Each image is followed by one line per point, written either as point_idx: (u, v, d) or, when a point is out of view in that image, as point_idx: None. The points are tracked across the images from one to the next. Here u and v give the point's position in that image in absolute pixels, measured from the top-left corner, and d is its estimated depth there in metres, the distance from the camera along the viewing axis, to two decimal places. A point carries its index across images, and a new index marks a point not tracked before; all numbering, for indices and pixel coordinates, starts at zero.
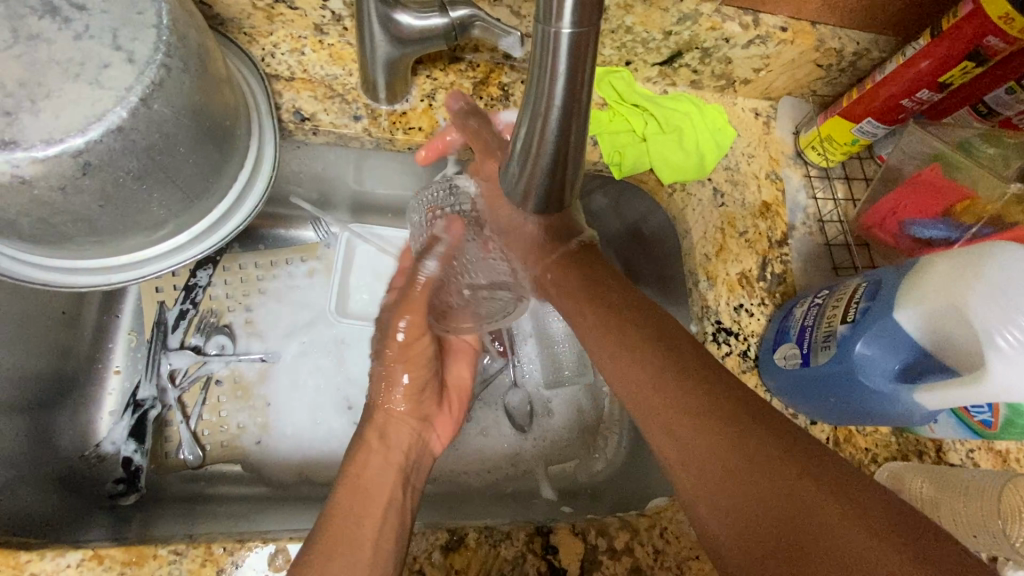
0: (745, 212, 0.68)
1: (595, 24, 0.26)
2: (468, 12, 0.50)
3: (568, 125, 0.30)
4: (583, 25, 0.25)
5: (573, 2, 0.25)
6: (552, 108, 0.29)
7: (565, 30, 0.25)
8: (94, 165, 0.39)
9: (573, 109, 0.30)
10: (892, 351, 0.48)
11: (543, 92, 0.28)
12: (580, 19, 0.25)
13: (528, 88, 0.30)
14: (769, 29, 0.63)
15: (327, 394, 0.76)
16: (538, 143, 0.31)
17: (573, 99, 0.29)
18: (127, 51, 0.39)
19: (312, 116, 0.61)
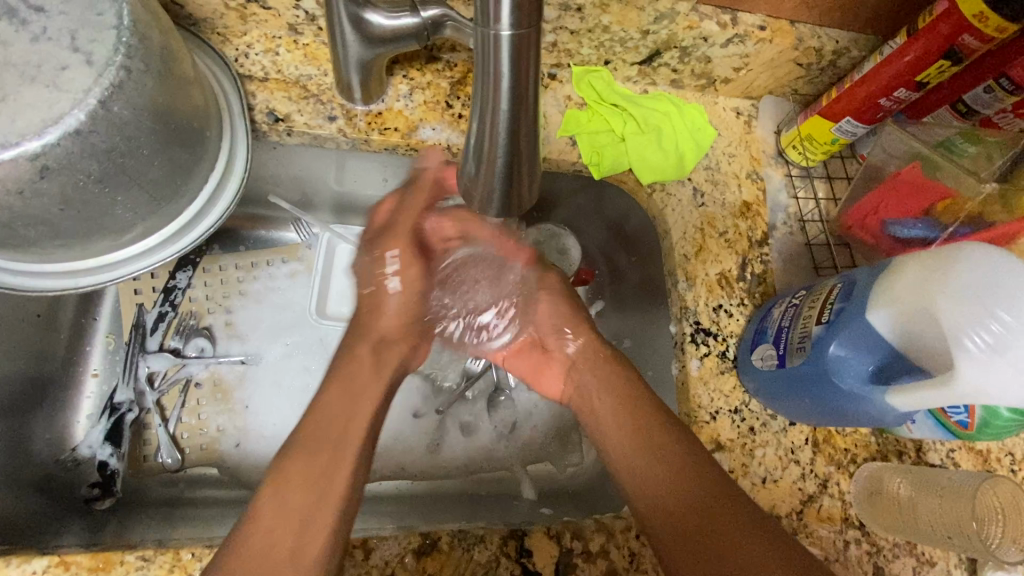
0: (725, 213, 0.68)
1: (534, 25, 0.26)
2: (439, 12, 0.49)
3: (517, 126, 0.30)
4: (522, 26, 0.26)
5: (510, 4, 0.25)
6: (500, 112, 0.29)
7: (504, 31, 0.26)
8: (52, 169, 0.39)
9: (520, 111, 0.29)
10: (865, 353, 0.48)
11: (489, 93, 0.28)
12: (519, 22, 0.26)
13: (475, 88, 0.30)
14: (747, 28, 0.63)
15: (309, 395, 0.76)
16: (491, 146, 0.31)
17: (518, 102, 0.29)
18: (85, 52, 0.39)
19: (287, 116, 0.61)
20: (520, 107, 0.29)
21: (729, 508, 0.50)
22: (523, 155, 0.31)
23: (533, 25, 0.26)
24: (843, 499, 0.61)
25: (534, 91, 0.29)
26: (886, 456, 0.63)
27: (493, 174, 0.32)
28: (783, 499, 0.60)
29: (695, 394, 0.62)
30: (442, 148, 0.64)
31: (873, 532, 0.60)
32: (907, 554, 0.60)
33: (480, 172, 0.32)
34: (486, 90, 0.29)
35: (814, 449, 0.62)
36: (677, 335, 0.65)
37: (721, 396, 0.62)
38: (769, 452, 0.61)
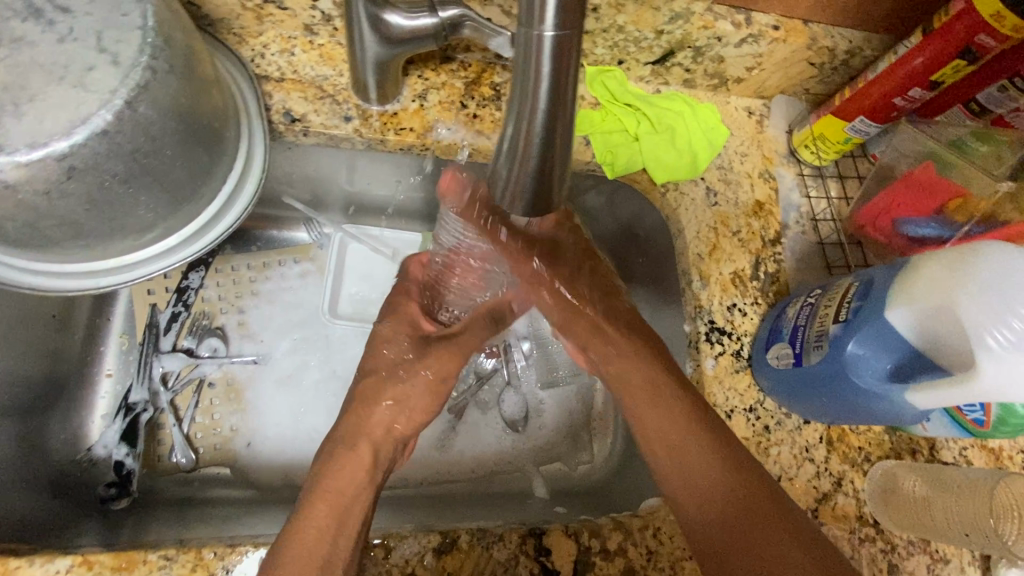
0: (738, 212, 0.68)
1: (578, 26, 0.27)
2: (458, 12, 0.50)
3: (551, 125, 0.30)
4: (566, 27, 0.27)
5: (556, 4, 0.26)
6: (537, 112, 0.29)
7: (547, 32, 0.27)
8: (79, 169, 0.39)
9: (558, 111, 0.30)
10: (883, 351, 0.48)
11: (528, 94, 0.29)
12: (562, 23, 0.27)
13: (513, 88, 0.30)
14: (761, 28, 0.63)
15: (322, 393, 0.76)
16: (524, 147, 0.31)
17: (558, 102, 0.29)
18: (111, 53, 0.39)
19: (303, 116, 0.61)
20: (559, 108, 0.29)
21: (764, 508, 0.52)
22: (556, 155, 0.31)
23: (575, 26, 0.27)
24: (857, 497, 0.61)
25: (572, 92, 0.30)
26: (899, 454, 0.63)
27: (523, 175, 0.32)
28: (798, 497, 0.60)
29: (710, 393, 0.62)
30: (457, 148, 0.64)
31: (887, 530, 0.60)
32: (921, 551, 0.61)
33: (511, 172, 0.32)
34: (524, 90, 0.30)
35: (829, 448, 0.62)
36: (691, 334, 0.65)
37: (735, 395, 0.62)
38: (784, 451, 0.61)
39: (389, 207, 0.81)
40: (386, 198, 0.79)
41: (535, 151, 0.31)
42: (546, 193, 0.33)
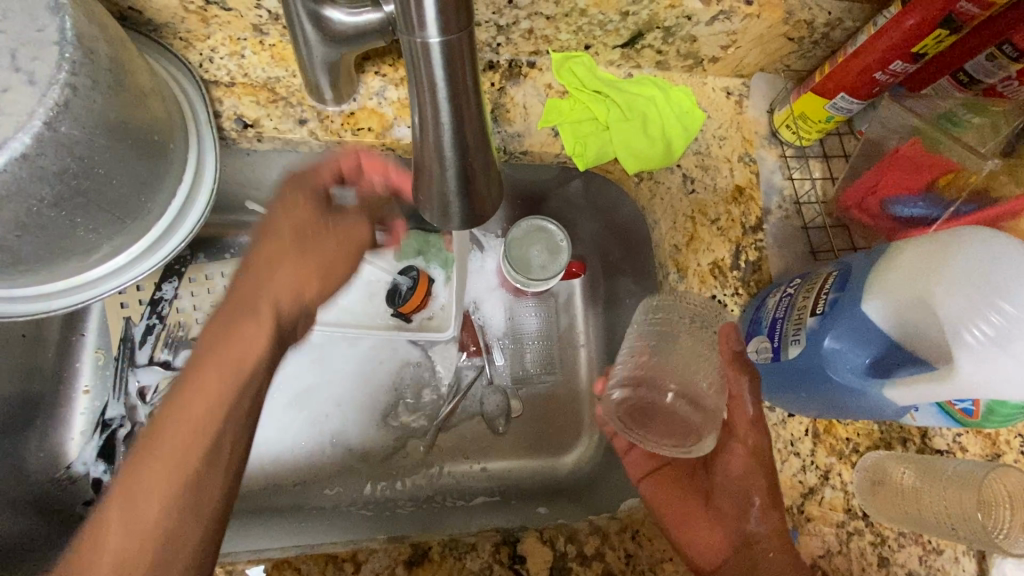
0: (717, 199, 0.65)
1: (462, 29, 0.25)
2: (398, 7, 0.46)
3: (461, 132, 0.29)
4: (450, 32, 0.25)
5: (434, 9, 0.24)
6: (441, 123, 0.29)
7: (430, 39, 0.25)
8: (1, 196, 0.37)
9: (464, 123, 0.29)
10: (861, 345, 0.46)
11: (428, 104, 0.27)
12: (446, 27, 0.25)
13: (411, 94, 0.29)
14: (733, 4, 0.59)
15: (312, 379, 0.77)
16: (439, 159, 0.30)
17: (459, 113, 0.28)
18: (26, 71, 0.37)
19: (255, 122, 0.59)
20: (462, 121, 0.28)
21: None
22: (475, 163, 0.30)
23: (464, 28, 0.26)
24: (845, 490, 0.60)
25: (476, 98, 0.28)
26: (889, 444, 0.62)
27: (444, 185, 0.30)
28: (783, 493, 0.58)
29: None
30: None
31: (876, 521, 0.59)
32: (913, 542, 0.59)
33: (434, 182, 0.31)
34: (425, 99, 0.28)
35: (815, 441, 0.60)
36: None
37: None
38: (767, 446, 0.59)
39: None
40: None
41: (451, 162, 0.30)
42: (473, 203, 0.32)
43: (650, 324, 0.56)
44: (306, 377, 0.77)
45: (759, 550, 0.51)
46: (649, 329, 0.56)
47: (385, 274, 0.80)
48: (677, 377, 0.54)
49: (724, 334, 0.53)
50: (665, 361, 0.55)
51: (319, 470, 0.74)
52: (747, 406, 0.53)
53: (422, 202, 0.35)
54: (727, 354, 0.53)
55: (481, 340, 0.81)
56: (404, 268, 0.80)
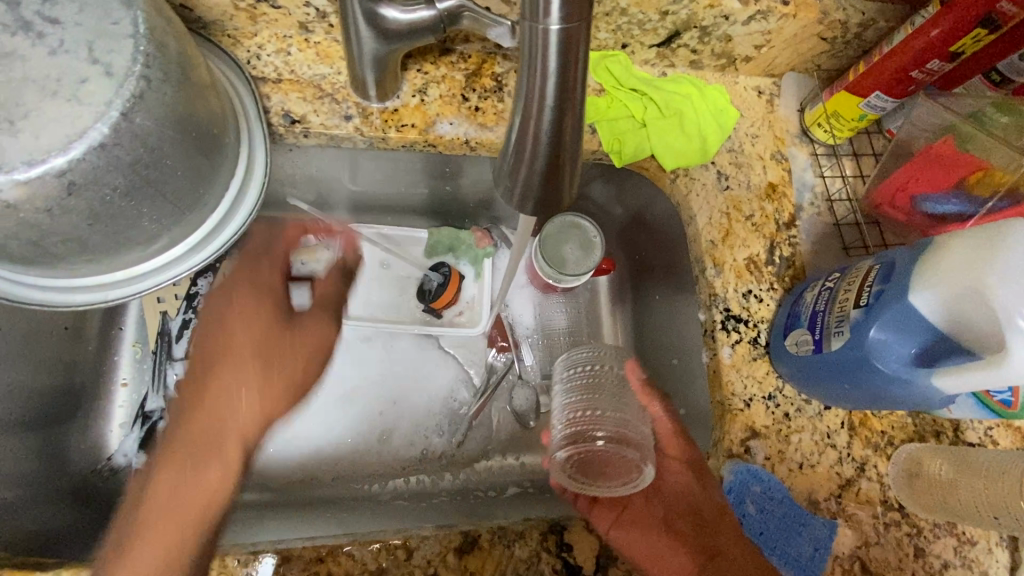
0: (751, 195, 0.67)
1: (584, 17, 0.27)
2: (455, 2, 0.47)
3: (559, 122, 0.31)
4: (572, 20, 0.27)
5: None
6: (545, 107, 0.30)
7: (554, 25, 0.27)
8: (79, 184, 0.38)
9: (566, 108, 0.30)
10: (907, 336, 0.47)
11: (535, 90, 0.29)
12: (568, 16, 0.27)
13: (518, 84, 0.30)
14: (770, 4, 0.61)
15: (348, 377, 0.78)
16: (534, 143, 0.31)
17: (566, 95, 0.29)
18: (104, 64, 0.38)
19: (302, 118, 0.60)
20: (564, 108, 0.30)
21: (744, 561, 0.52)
22: (566, 149, 0.31)
23: (584, 17, 0.28)
24: (881, 481, 0.60)
25: (581, 90, 0.30)
26: (923, 437, 0.62)
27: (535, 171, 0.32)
28: (821, 484, 0.59)
29: (728, 382, 0.61)
30: (460, 143, 0.63)
31: (912, 513, 0.60)
32: (948, 534, 0.60)
33: (519, 169, 0.32)
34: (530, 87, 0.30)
35: (850, 433, 0.61)
36: (706, 323, 0.64)
37: (754, 383, 0.61)
38: (805, 438, 0.60)
39: (393, 204, 0.81)
40: (389, 196, 0.80)
41: (546, 147, 0.31)
42: (550, 189, 0.33)
43: (566, 372, 0.63)
44: (342, 373, 0.78)
45: (723, 560, 0.53)
46: (576, 371, 0.63)
47: (415, 269, 0.83)
48: (607, 421, 0.58)
49: (631, 373, 0.62)
50: (598, 396, 0.60)
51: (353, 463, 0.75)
52: (661, 417, 0.61)
53: (500, 190, 0.35)
54: (641, 387, 0.62)
55: (511, 336, 0.82)
56: (434, 264, 0.82)
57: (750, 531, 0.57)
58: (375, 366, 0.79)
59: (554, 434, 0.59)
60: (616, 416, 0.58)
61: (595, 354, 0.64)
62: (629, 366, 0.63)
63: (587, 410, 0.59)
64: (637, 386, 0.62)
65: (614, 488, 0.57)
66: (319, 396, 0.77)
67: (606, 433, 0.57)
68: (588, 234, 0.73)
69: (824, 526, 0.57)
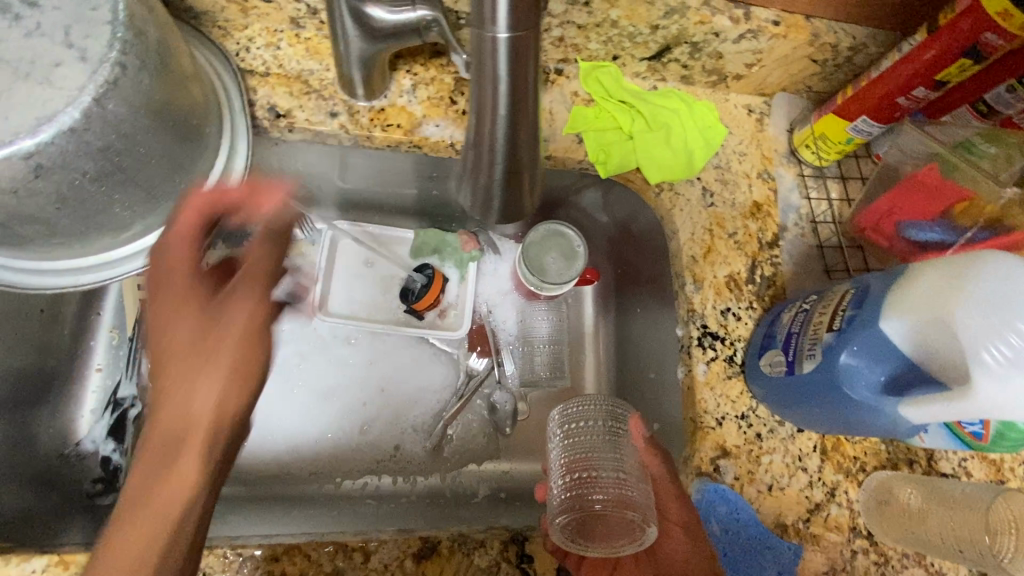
0: (735, 213, 0.66)
1: (530, 27, 0.29)
2: (429, 13, 0.49)
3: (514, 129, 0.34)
4: (518, 28, 0.29)
5: (507, 9, 0.28)
6: (498, 112, 0.33)
7: (501, 34, 0.29)
8: (47, 168, 0.38)
9: (519, 111, 0.33)
10: (877, 362, 0.46)
11: (490, 91, 0.32)
12: (515, 23, 0.29)
13: (474, 82, 0.33)
14: (761, 23, 0.61)
15: (330, 377, 0.78)
16: (491, 139, 0.35)
17: (518, 103, 0.32)
18: (79, 48, 0.38)
19: (288, 112, 0.59)
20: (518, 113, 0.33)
21: None
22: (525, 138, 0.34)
23: (530, 25, 0.29)
24: (851, 508, 0.60)
25: (532, 90, 0.33)
26: (895, 465, 0.62)
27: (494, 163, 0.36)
28: (790, 507, 0.58)
29: (701, 399, 0.60)
30: (445, 145, 0.63)
31: (880, 541, 0.59)
32: (915, 564, 0.59)
33: (483, 155, 0.36)
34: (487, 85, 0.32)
35: (822, 457, 0.61)
36: (683, 339, 0.64)
37: (727, 402, 0.61)
38: (776, 460, 0.60)
39: (381, 204, 0.82)
40: (375, 195, 0.81)
41: (502, 142, 0.35)
42: None
43: (564, 426, 0.59)
44: (322, 371, 0.77)
45: None
46: (577, 426, 0.58)
47: (398, 270, 0.82)
48: (604, 484, 0.54)
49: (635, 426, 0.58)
50: (596, 451, 0.57)
51: (325, 462, 0.75)
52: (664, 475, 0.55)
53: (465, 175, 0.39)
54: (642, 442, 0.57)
55: (492, 341, 0.82)
56: (418, 265, 0.82)
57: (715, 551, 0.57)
58: (357, 363, 0.79)
59: (551, 491, 0.55)
60: (613, 478, 0.54)
61: (593, 409, 0.59)
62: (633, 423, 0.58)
63: (584, 473, 0.55)
64: (638, 443, 0.57)
65: (614, 549, 0.52)
66: (294, 395, 0.76)
67: (603, 497, 0.53)
68: (574, 246, 0.73)
69: (790, 551, 0.56)
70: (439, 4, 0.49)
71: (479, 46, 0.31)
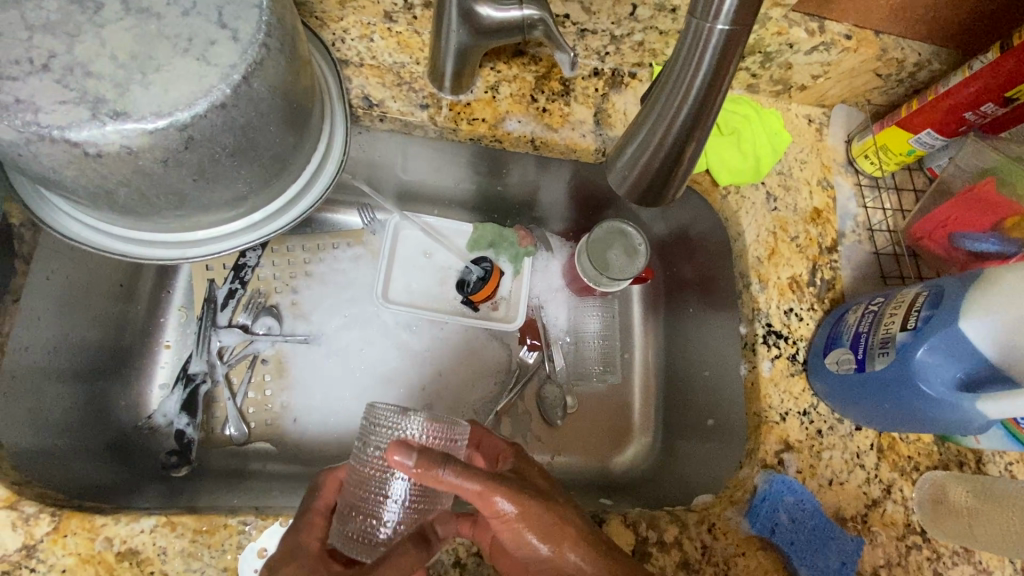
0: (797, 218, 0.69)
1: (747, 25, 0.33)
2: (537, 12, 0.51)
3: (699, 117, 0.37)
4: (737, 24, 0.32)
5: (731, 6, 0.32)
6: (693, 84, 0.35)
7: (719, 26, 0.33)
8: (196, 140, 0.39)
9: (712, 91, 0.36)
10: (954, 360, 0.49)
11: (691, 67, 0.34)
12: (734, 20, 0.32)
13: (675, 56, 0.36)
14: (834, 36, 0.64)
15: (390, 362, 0.80)
16: (674, 112, 0.37)
17: (711, 86, 0.35)
18: (231, 28, 0.40)
19: (381, 102, 0.62)
20: (705, 106, 0.36)
21: None
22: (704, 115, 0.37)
23: (746, 20, 0.33)
24: (906, 505, 0.62)
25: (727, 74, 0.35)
26: (947, 466, 0.64)
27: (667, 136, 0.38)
28: (849, 501, 0.60)
29: (765, 395, 0.63)
30: (525, 140, 0.65)
31: (934, 539, 0.61)
32: (966, 562, 0.61)
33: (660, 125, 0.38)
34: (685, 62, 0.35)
35: (879, 455, 0.63)
36: (747, 336, 0.66)
37: (790, 398, 0.63)
38: (836, 455, 0.62)
39: (441, 197, 0.84)
40: (437, 188, 0.82)
41: (683, 118, 0.37)
42: None
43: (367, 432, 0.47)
44: (383, 356, 0.80)
45: None
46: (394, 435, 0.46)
47: (455, 261, 0.84)
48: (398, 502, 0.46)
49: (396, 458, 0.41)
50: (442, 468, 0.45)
51: None
52: (464, 487, 0.42)
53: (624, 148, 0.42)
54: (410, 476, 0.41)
55: (543, 334, 0.84)
56: (476, 258, 0.83)
57: (781, 541, 0.57)
58: (417, 350, 0.81)
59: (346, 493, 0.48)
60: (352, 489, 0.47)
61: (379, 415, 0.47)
62: (389, 461, 0.41)
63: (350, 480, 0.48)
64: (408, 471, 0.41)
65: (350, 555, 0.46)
66: (353, 380, 0.78)
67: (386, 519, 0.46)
68: (635, 246, 0.75)
69: (852, 542, 0.58)
70: (546, 5, 0.51)
71: (687, 34, 0.34)
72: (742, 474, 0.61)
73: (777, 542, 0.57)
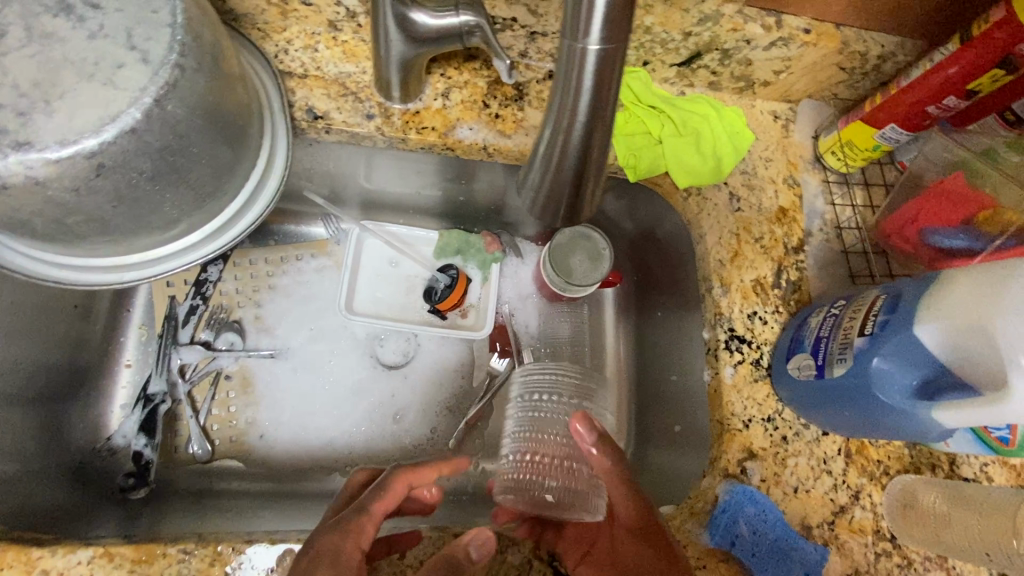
0: (761, 218, 0.67)
1: (622, 40, 0.34)
2: (474, 20, 0.50)
3: (594, 135, 0.37)
4: (610, 41, 0.33)
5: (602, 23, 0.33)
6: (581, 95, 0.35)
7: (591, 45, 0.33)
8: (109, 167, 0.35)
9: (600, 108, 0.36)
10: (910, 367, 0.47)
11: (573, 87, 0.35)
12: (607, 38, 0.33)
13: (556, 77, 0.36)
14: (792, 31, 0.62)
15: (358, 374, 0.79)
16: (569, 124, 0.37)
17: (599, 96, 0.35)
18: (141, 50, 0.35)
19: (325, 114, 0.61)
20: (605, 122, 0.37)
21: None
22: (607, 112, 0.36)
23: (619, 40, 0.34)
24: (875, 511, 0.60)
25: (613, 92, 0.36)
26: (918, 469, 0.63)
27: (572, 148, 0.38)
28: (815, 509, 0.59)
29: (728, 401, 0.61)
30: (478, 147, 0.64)
31: (904, 544, 0.60)
32: (937, 568, 0.59)
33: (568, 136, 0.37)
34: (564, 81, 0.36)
35: (847, 460, 0.62)
36: (710, 341, 0.65)
37: (754, 405, 0.62)
38: (802, 462, 0.60)
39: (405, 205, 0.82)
40: (401, 196, 0.80)
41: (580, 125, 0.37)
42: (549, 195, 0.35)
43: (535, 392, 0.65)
44: (353, 368, 0.79)
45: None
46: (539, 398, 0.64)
47: (423, 269, 0.83)
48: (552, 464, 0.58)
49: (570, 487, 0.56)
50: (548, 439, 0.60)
51: (357, 458, 0.76)
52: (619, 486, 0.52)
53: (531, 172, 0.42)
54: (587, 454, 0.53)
55: (513, 341, 0.83)
56: (442, 265, 0.82)
57: (742, 552, 0.56)
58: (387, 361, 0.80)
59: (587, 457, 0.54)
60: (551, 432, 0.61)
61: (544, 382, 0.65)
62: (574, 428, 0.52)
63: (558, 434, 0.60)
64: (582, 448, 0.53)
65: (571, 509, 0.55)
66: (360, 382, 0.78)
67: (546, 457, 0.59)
68: (601, 249, 0.74)
69: (816, 552, 0.57)
70: (483, 11, 0.50)
71: (565, 54, 0.35)
72: (704, 484, 0.60)
73: (738, 554, 0.56)
